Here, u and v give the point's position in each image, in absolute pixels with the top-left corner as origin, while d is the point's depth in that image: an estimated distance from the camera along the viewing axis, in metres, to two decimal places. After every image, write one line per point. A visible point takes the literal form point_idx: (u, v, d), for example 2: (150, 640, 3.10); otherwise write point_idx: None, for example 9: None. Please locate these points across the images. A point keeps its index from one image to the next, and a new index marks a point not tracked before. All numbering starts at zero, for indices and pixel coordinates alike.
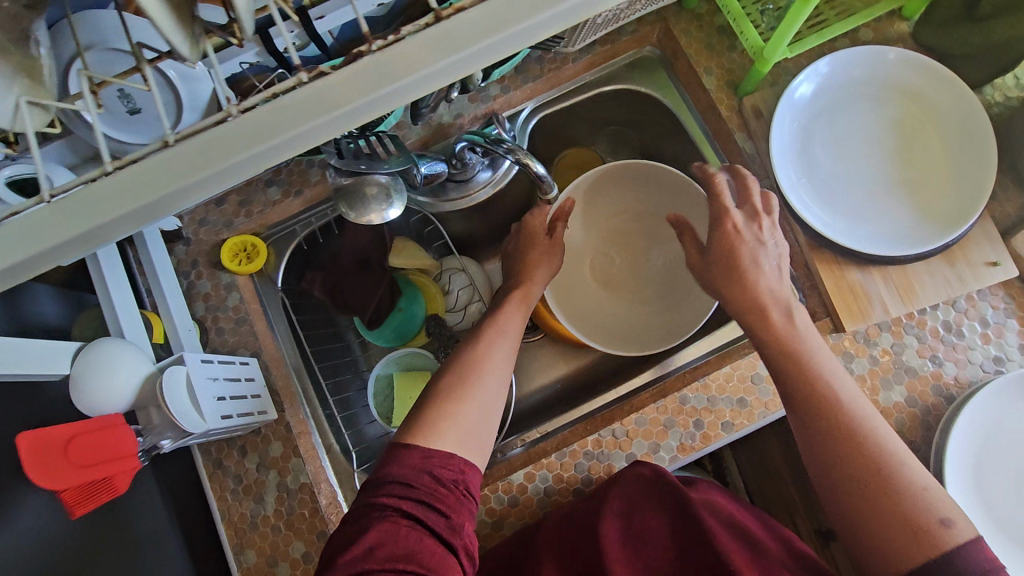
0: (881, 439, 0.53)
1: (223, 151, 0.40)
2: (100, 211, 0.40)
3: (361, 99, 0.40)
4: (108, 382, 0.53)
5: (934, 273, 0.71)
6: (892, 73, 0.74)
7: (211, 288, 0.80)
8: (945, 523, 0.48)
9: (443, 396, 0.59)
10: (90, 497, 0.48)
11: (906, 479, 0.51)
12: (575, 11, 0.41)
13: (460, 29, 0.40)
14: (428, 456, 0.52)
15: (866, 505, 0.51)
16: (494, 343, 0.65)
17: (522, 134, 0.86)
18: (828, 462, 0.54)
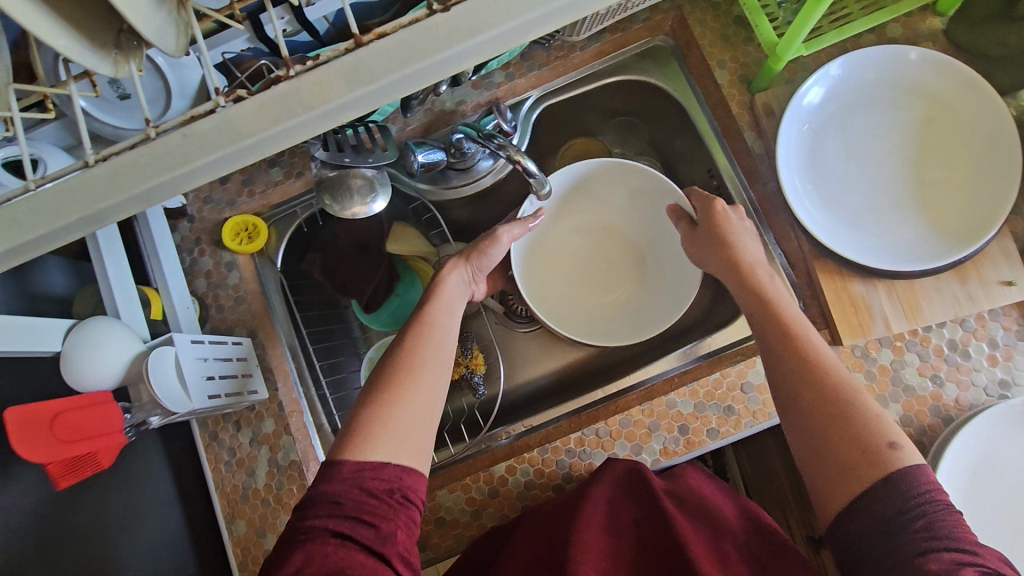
0: (842, 376, 0.54)
1: (137, 176, 0.39)
2: (24, 228, 0.38)
3: (274, 127, 0.38)
4: (97, 358, 0.55)
5: (942, 290, 0.68)
6: (910, 76, 0.70)
7: (213, 265, 0.82)
8: (894, 445, 0.49)
9: (378, 398, 0.56)
10: (78, 469, 0.50)
11: (861, 409, 0.51)
12: (498, 42, 0.38)
13: (372, 59, 0.37)
14: (361, 468, 0.50)
15: (820, 435, 0.52)
16: (437, 340, 0.63)
17: (525, 124, 0.84)
18: (790, 401, 0.55)
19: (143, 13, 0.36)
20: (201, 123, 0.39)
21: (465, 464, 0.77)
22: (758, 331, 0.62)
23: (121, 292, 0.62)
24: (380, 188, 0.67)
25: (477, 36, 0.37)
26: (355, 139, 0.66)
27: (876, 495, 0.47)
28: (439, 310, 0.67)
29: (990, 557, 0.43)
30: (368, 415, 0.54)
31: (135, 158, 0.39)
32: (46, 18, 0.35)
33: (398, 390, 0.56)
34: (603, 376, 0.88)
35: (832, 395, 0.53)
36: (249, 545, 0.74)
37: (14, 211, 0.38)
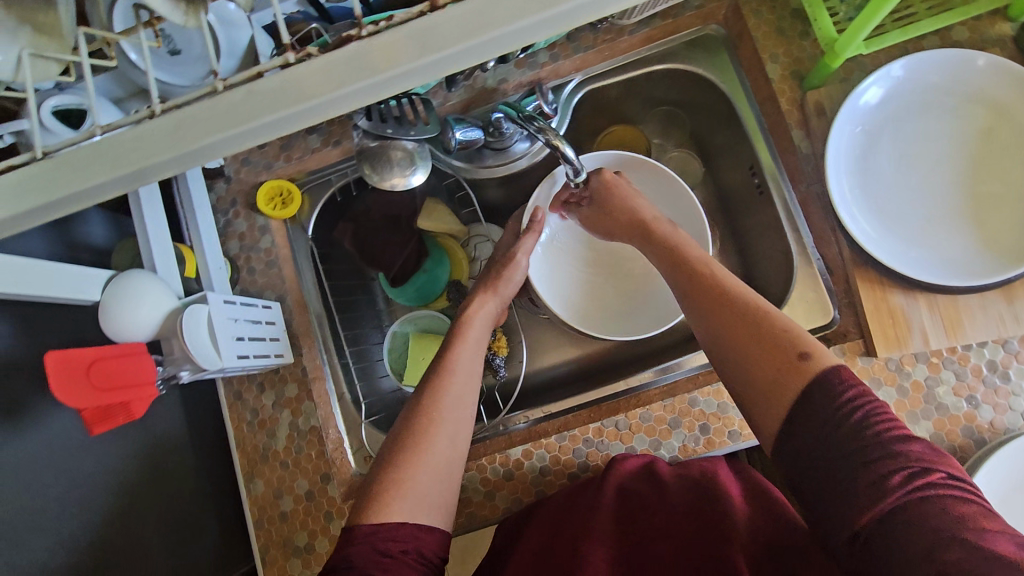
0: (752, 298, 0.56)
1: (201, 129, 0.36)
2: (83, 174, 0.37)
3: (338, 90, 0.35)
4: (134, 310, 0.56)
5: (987, 309, 0.66)
6: (978, 83, 0.67)
7: (247, 228, 0.82)
8: (805, 356, 0.50)
9: (395, 457, 0.56)
10: (110, 417, 0.50)
11: (770, 325, 0.53)
12: (578, 14, 0.35)
13: (446, 22, 0.34)
14: (376, 532, 0.51)
15: (741, 358, 0.54)
16: (456, 391, 0.62)
17: (565, 108, 0.83)
18: (714, 338, 0.57)
19: None
20: (265, 79, 0.36)
21: (481, 445, 0.77)
22: (671, 271, 0.65)
23: (158, 249, 0.62)
24: (420, 162, 0.68)
25: (560, 8, 0.33)
26: (398, 110, 0.66)
27: (806, 411, 0.48)
28: (465, 352, 0.66)
29: (924, 453, 0.45)
30: (383, 479, 0.55)
31: (199, 110, 0.36)
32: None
33: (415, 451, 0.57)
34: (622, 369, 0.87)
35: (745, 320, 0.55)
36: (266, 504, 0.76)
37: (80, 156, 0.37)
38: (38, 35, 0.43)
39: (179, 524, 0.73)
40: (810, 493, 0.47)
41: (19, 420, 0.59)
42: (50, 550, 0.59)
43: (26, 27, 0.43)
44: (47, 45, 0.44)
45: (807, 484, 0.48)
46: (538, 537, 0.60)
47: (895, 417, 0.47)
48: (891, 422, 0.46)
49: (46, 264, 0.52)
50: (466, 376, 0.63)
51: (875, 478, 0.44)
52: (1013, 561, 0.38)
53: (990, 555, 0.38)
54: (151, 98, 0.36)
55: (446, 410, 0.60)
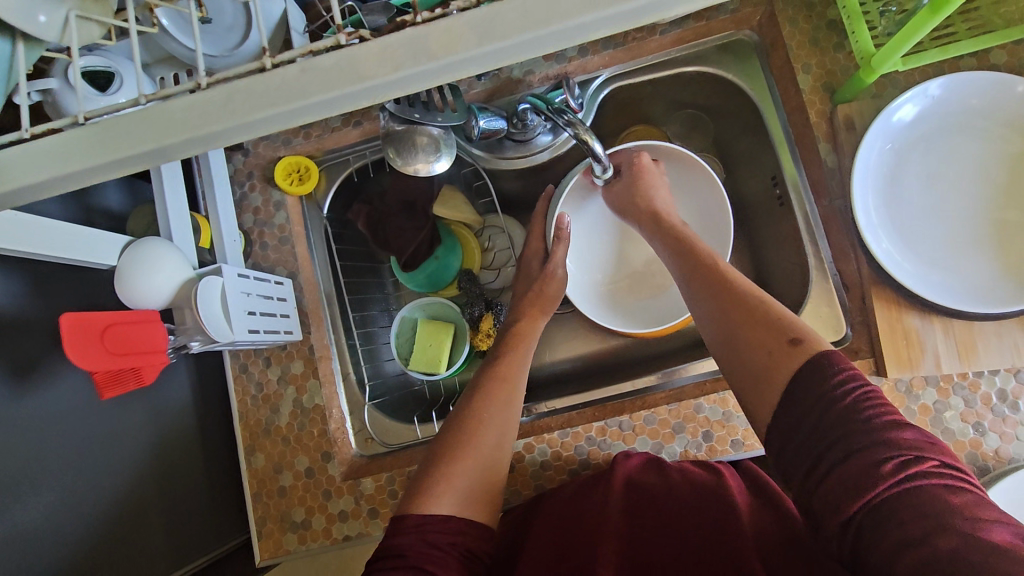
0: (753, 291, 0.59)
1: (251, 104, 0.36)
2: (124, 141, 0.36)
3: (395, 74, 0.34)
4: (150, 278, 0.56)
5: (1002, 336, 0.65)
6: (1015, 108, 0.66)
7: (262, 202, 0.82)
8: (796, 342, 0.52)
9: (443, 453, 0.59)
10: (121, 382, 0.51)
11: (768, 313, 0.56)
12: (637, 13, 0.34)
13: (507, 11, 0.33)
14: (425, 523, 0.53)
15: (740, 342, 0.56)
16: (504, 401, 0.65)
17: (590, 104, 0.82)
18: (718, 324, 0.59)
19: None
20: (320, 57, 0.35)
21: None
22: (676, 256, 0.68)
23: (175, 217, 0.62)
24: (444, 150, 0.68)
25: (625, 4, 0.33)
26: (426, 95, 0.64)
27: (793, 393, 0.49)
28: (512, 362, 0.70)
29: (919, 442, 0.44)
30: (436, 471, 0.57)
31: (251, 84, 0.36)
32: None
33: (463, 449, 0.59)
34: (627, 370, 0.87)
35: (747, 308, 0.57)
36: (265, 478, 0.76)
37: (125, 122, 0.36)
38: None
39: (179, 492, 0.73)
40: (800, 478, 0.48)
41: (28, 379, 0.59)
42: (53, 509, 0.60)
43: None
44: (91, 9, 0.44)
45: (796, 470, 0.48)
46: (546, 528, 0.61)
47: (889, 404, 0.47)
48: (884, 409, 0.46)
49: (69, 226, 0.52)
50: (516, 390, 0.67)
51: (868, 467, 0.44)
52: (1007, 548, 0.37)
53: (984, 541, 0.37)
54: (201, 71, 0.35)
55: (493, 416, 0.63)
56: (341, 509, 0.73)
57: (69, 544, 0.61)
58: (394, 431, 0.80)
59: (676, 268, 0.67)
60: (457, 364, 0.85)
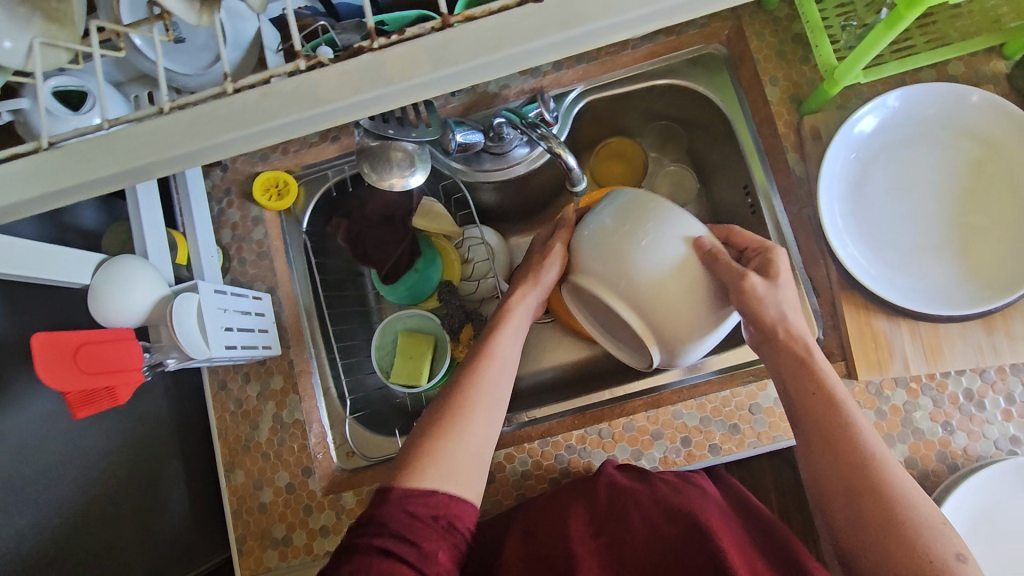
0: (894, 466, 0.53)
1: (213, 129, 0.36)
2: (92, 165, 0.37)
3: (353, 98, 0.35)
4: (127, 296, 0.56)
5: (966, 338, 0.67)
6: (971, 117, 0.69)
7: (240, 218, 0.82)
8: (961, 558, 0.47)
9: (432, 430, 0.59)
10: (93, 402, 0.50)
11: (917, 507, 0.50)
12: (584, 40, 0.35)
13: (460, 39, 0.35)
14: (406, 496, 0.54)
15: (887, 550, 0.49)
16: (496, 373, 0.64)
17: (565, 116, 0.83)
18: (853, 505, 0.52)
19: None
20: (280, 82, 0.36)
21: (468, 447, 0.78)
22: (797, 385, 0.58)
23: (151, 235, 0.62)
24: (420, 164, 0.68)
25: (570, 30, 0.34)
26: (400, 112, 0.65)
27: None
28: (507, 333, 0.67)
29: None
30: (417, 447, 0.58)
31: (211, 109, 0.36)
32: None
33: (455, 424, 0.59)
34: (605, 379, 0.88)
35: (892, 500, 0.50)
36: (246, 495, 0.76)
37: (89, 148, 0.37)
38: (50, 24, 0.45)
39: (156, 516, 0.72)
40: None
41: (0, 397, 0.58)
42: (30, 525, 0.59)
43: (38, 17, 0.44)
44: (57, 34, 0.46)
45: None
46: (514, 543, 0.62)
47: None
48: None
49: (46, 247, 0.52)
50: (506, 358, 0.65)
51: None
52: None
53: None
54: (164, 95, 0.36)
55: (483, 387, 0.62)
56: (323, 524, 0.73)
57: (47, 560, 0.62)
58: (374, 442, 0.80)
59: (803, 398, 0.58)
60: (439, 375, 0.85)
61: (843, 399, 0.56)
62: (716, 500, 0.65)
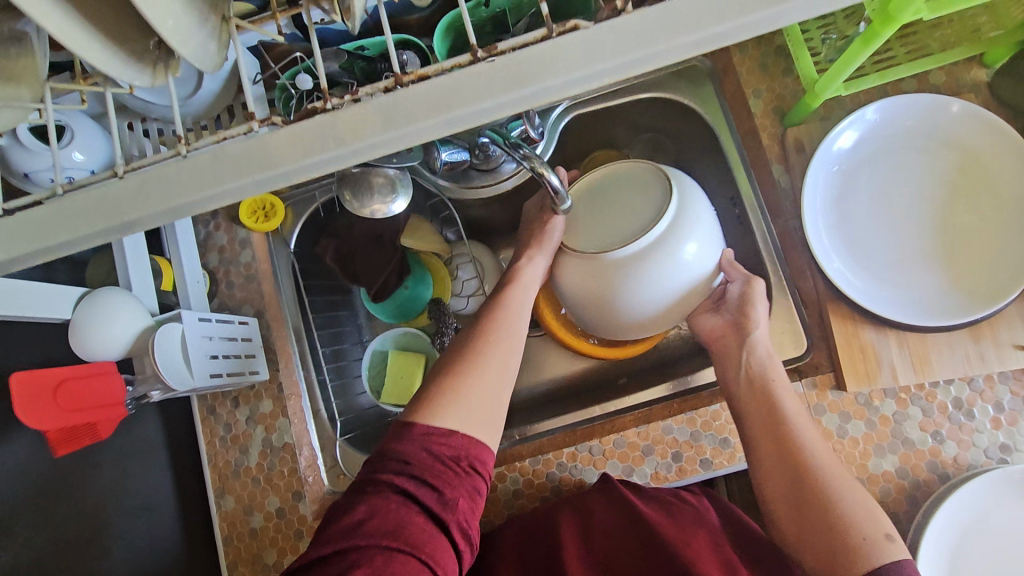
0: (827, 457, 0.60)
1: (163, 194, 0.37)
2: (47, 231, 0.37)
3: (305, 159, 0.36)
4: (106, 332, 0.55)
5: (954, 347, 0.67)
6: (949, 128, 0.69)
7: (228, 241, 0.82)
8: (890, 538, 0.54)
9: (450, 373, 0.61)
10: (76, 438, 0.50)
11: (850, 494, 0.57)
12: (538, 99, 0.35)
13: (409, 99, 0.34)
14: (431, 432, 0.55)
15: (825, 524, 0.56)
16: (510, 326, 0.66)
17: (552, 132, 0.82)
18: (797, 484, 0.59)
19: (187, 34, 0.36)
20: (231, 145, 0.37)
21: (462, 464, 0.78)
22: (745, 380, 0.67)
23: (136, 265, 0.62)
24: (401, 189, 0.68)
25: (519, 90, 0.34)
26: None
27: None
28: (517, 296, 0.69)
29: None
30: (439, 386, 0.59)
31: (165, 173, 0.37)
32: (81, 29, 0.35)
33: (473, 368, 0.61)
34: (598, 393, 0.88)
35: (828, 484, 0.58)
36: (236, 521, 0.75)
37: (41, 217, 0.37)
38: (8, 83, 0.42)
39: (146, 548, 0.71)
40: None
41: None
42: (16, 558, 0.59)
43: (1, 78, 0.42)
44: (15, 92, 0.43)
45: None
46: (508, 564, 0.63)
47: None
48: None
49: (21, 285, 0.52)
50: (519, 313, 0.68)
51: None
52: None
53: None
54: (114, 163, 0.37)
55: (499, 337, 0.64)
56: None
57: None
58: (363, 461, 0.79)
59: (750, 392, 0.65)
60: None
61: (787, 399, 0.64)
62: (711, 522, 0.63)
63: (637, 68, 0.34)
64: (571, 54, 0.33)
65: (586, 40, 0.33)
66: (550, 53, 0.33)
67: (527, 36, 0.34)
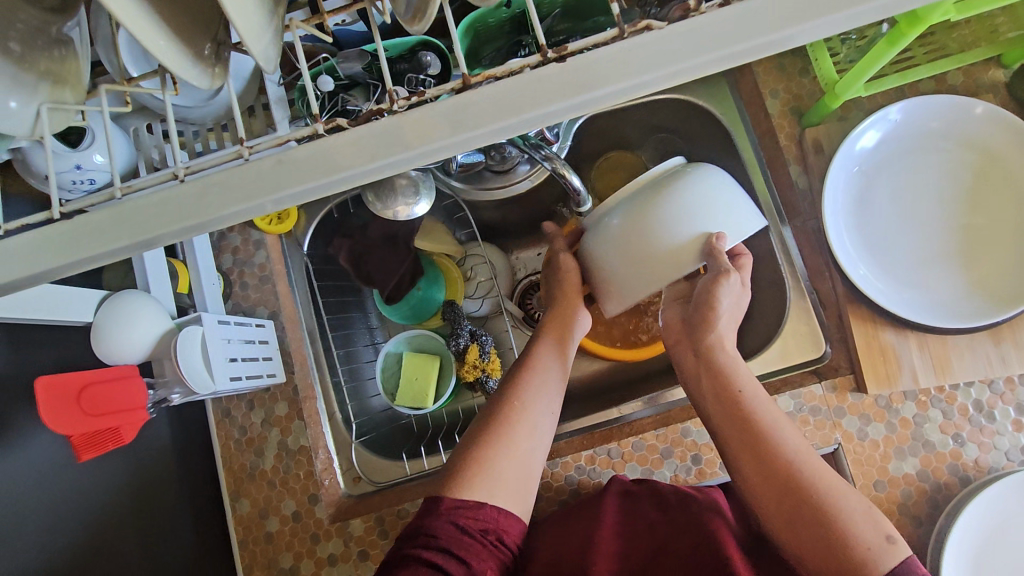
0: (810, 459, 0.55)
1: (224, 199, 0.36)
2: (104, 236, 0.37)
3: (370, 164, 0.35)
4: (126, 334, 0.55)
5: (975, 350, 0.67)
6: (977, 130, 0.69)
7: (241, 242, 0.81)
8: (891, 539, 0.50)
9: (478, 443, 0.60)
10: (100, 443, 0.50)
11: (841, 497, 0.53)
12: (595, 104, 0.34)
13: (475, 102, 0.34)
14: (457, 507, 0.55)
15: (822, 537, 0.51)
16: (539, 384, 0.65)
17: (567, 134, 0.79)
18: (785, 496, 0.54)
19: (256, 31, 0.36)
20: (294, 150, 0.36)
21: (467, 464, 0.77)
22: (714, 393, 0.61)
23: (153, 268, 0.61)
24: (424, 191, 0.68)
25: (584, 93, 0.33)
26: None
27: None
28: (546, 351, 0.68)
29: None
30: (467, 456, 0.60)
31: (226, 178, 0.37)
32: (148, 20, 0.34)
33: (502, 437, 0.61)
34: (613, 395, 0.87)
35: (816, 490, 0.53)
36: (252, 525, 0.75)
37: (100, 219, 0.37)
38: (55, 84, 0.43)
39: (163, 552, 0.70)
40: None
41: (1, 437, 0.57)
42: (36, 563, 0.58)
43: (47, 80, 0.43)
44: (61, 94, 0.44)
45: None
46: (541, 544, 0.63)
47: None
48: None
49: (46, 288, 0.52)
50: (548, 370, 0.66)
51: None
52: None
53: None
54: (175, 168, 0.37)
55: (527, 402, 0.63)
56: (331, 552, 0.73)
57: None
58: (380, 467, 0.79)
59: (721, 406, 0.60)
60: (444, 397, 0.84)
61: (758, 403, 0.59)
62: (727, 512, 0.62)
63: (677, 77, 0.33)
64: (632, 59, 0.33)
65: (650, 44, 0.33)
66: (612, 55, 0.33)
67: (598, 36, 0.34)
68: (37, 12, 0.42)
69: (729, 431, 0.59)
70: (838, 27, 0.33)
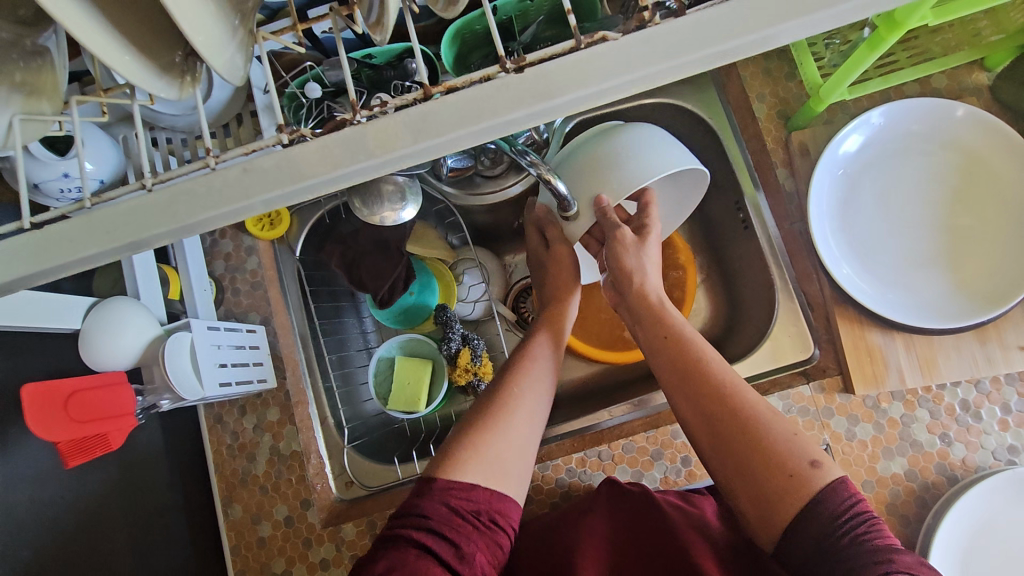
0: (739, 388, 0.56)
1: (194, 207, 0.37)
2: (76, 246, 0.37)
3: (336, 172, 0.36)
4: (116, 340, 0.55)
5: (961, 349, 0.68)
6: (954, 132, 0.70)
7: (233, 248, 0.82)
8: (815, 464, 0.51)
9: (472, 427, 0.60)
10: (88, 449, 0.50)
11: (771, 425, 0.54)
12: (564, 111, 0.35)
13: (439, 110, 0.35)
14: (450, 487, 0.55)
15: (750, 464, 0.53)
16: (535, 375, 0.66)
17: (556, 137, 0.80)
18: (715, 426, 0.55)
19: (217, 46, 0.36)
20: (262, 158, 0.36)
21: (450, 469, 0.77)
22: (646, 332, 0.64)
23: (143, 275, 0.62)
24: (410, 197, 0.69)
25: (550, 101, 0.34)
26: None
27: (804, 522, 0.49)
28: (541, 343, 0.70)
29: (913, 564, 0.45)
30: (461, 440, 0.59)
31: (195, 186, 0.37)
32: (105, 36, 0.34)
33: (497, 422, 0.61)
34: (604, 397, 0.88)
35: (745, 418, 0.54)
36: (244, 531, 0.75)
37: (71, 228, 0.37)
38: (29, 97, 0.44)
39: (153, 560, 0.70)
40: None
41: None
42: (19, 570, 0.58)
43: (19, 93, 0.43)
44: (38, 105, 0.44)
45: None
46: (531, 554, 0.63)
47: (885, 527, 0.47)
48: (877, 532, 0.47)
49: (36, 296, 0.53)
50: (542, 362, 0.67)
51: None
52: None
53: None
54: (147, 179, 0.37)
55: (525, 390, 0.64)
56: (323, 557, 0.73)
57: None
58: (373, 471, 0.78)
59: (655, 345, 0.62)
60: (436, 401, 0.83)
61: (690, 339, 0.61)
62: (713, 526, 0.62)
63: (652, 81, 0.34)
64: (605, 66, 0.33)
65: (618, 52, 0.33)
66: (582, 61, 0.33)
67: (556, 47, 0.34)
68: (11, 26, 0.43)
69: (660, 370, 0.61)
70: (809, 31, 0.33)
